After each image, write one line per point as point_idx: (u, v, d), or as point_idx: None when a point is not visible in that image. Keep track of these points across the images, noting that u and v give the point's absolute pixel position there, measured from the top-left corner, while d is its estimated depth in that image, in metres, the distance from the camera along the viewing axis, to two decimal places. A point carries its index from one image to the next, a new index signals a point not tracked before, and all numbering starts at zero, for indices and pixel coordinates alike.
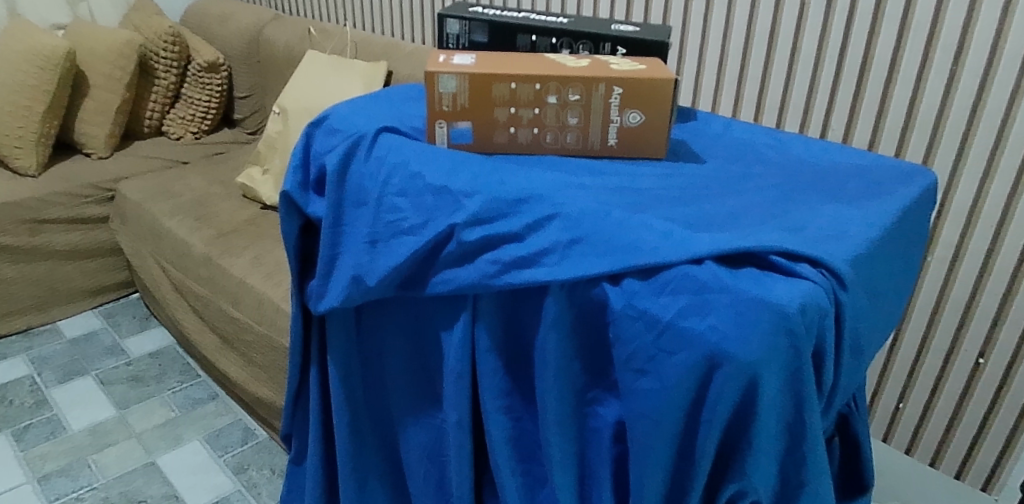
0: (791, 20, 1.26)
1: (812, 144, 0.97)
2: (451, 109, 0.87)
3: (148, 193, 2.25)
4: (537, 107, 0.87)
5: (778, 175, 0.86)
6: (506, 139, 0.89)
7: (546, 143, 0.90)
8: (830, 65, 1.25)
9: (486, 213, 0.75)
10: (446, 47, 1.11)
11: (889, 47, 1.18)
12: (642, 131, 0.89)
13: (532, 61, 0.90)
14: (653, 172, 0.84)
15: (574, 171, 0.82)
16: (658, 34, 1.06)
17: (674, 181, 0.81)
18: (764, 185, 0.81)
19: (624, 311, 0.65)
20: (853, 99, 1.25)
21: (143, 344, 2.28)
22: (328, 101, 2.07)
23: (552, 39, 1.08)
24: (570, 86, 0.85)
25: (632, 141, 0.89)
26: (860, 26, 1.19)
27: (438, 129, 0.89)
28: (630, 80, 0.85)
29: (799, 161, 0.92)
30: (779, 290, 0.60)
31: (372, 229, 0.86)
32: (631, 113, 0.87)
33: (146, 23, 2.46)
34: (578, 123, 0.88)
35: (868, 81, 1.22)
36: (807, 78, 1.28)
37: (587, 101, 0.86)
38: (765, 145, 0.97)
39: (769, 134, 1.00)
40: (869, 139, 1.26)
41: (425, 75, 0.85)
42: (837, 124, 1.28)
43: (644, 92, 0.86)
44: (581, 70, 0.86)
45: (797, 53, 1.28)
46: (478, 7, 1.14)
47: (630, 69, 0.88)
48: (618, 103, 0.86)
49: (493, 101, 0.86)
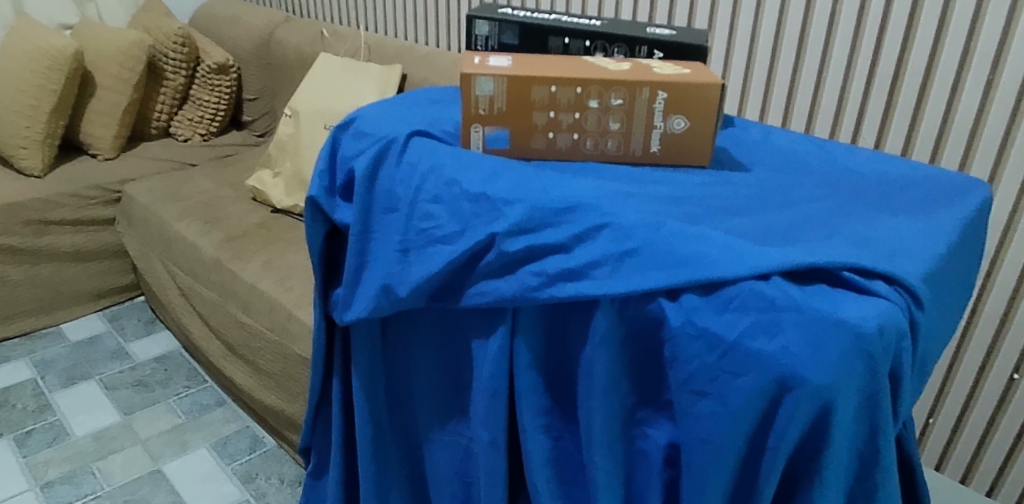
0: (823, 23, 1.22)
1: (858, 153, 0.93)
2: (488, 113, 0.83)
3: (156, 194, 2.21)
4: (578, 112, 0.83)
5: (830, 184, 0.82)
6: (544, 145, 0.85)
7: (585, 149, 0.86)
8: (864, 70, 1.21)
9: (530, 222, 0.72)
10: (475, 49, 1.07)
11: (924, 55, 1.14)
12: (686, 138, 0.85)
13: (572, 65, 0.87)
14: (701, 181, 0.80)
15: (619, 178, 0.79)
16: (695, 39, 1.03)
17: (725, 190, 0.78)
18: (818, 195, 0.78)
19: (682, 329, 0.62)
20: (886, 104, 1.21)
21: (148, 348, 2.24)
22: (341, 103, 2.04)
23: (586, 42, 1.04)
24: (613, 90, 0.82)
25: (675, 148, 0.86)
26: (894, 33, 1.16)
27: (473, 133, 0.85)
28: (676, 84, 0.82)
29: (847, 170, 0.88)
30: (853, 309, 0.57)
31: (403, 237, 0.83)
32: (676, 119, 0.84)
33: (156, 24, 2.43)
34: (619, 129, 0.85)
35: (902, 87, 1.18)
36: (839, 83, 1.24)
37: (630, 106, 0.83)
38: (810, 153, 0.93)
39: (812, 142, 0.97)
40: (901, 147, 1.21)
41: (462, 77, 0.81)
42: (869, 133, 1.24)
43: (690, 97, 0.83)
44: (624, 74, 0.83)
45: (828, 57, 1.24)
46: (507, 8, 1.10)
47: (674, 72, 0.85)
48: (662, 108, 0.83)
49: (532, 106, 0.83)
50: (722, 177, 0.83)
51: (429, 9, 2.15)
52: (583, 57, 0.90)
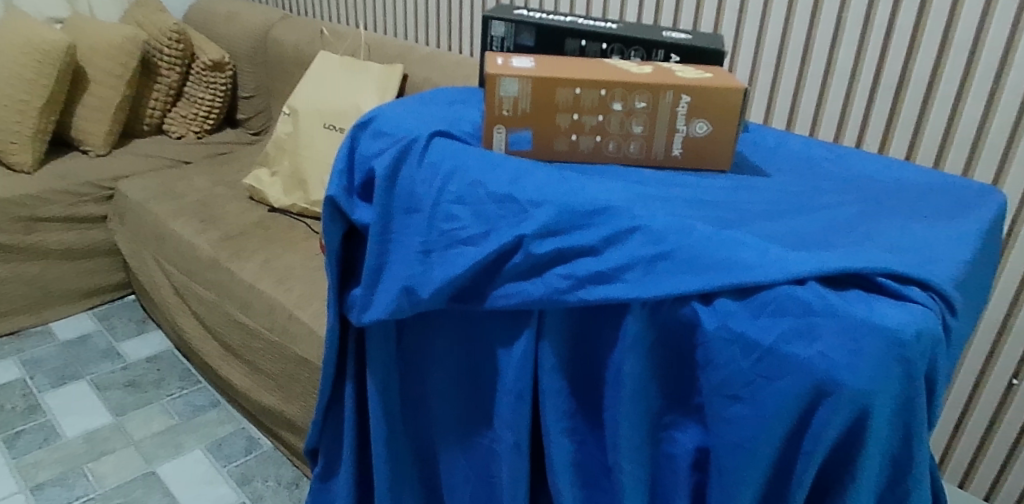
0: (829, 31, 1.22)
1: (874, 159, 0.94)
2: (511, 115, 0.83)
3: (150, 192, 2.18)
4: (602, 114, 0.83)
5: (850, 189, 0.82)
6: (566, 147, 0.85)
7: (607, 152, 0.86)
8: (868, 77, 1.21)
9: (558, 224, 0.71)
10: (491, 50, 1.07)
11: (927, 67, 1.15)
12: (709, 142, 0.85)
13: (594, 67, 0.86)
14: (725, 184, 0.80)
15: (644, 182, 0.79)
16: (713, 43, 1.03)
17: (751, 194, 0.78)
18: (841, 200, 0.78)
19: (717, 334, 0.62)
20: (890, 111, 1.21)
21: (140, 348, 2.21)
22: (341, 103, 2.03)
23: (603, 44, 1.04)
24: (637, 93, 0.82)
25: (697, 152, 0.86)
26: (899, 43, 1.16)
27: (495, 134, 0.84)
28: (699, 88, 0.82)
29: (865, 175, 0.89)
30: (892, 313, 0.57)
31: (425, 238, 0.82)
32: (699, 123, 0.84)
33: (150, 19, 2.40)
34: (642, 132, 0.85)
35: (906, 95, 1.19)
36: (844, 90, 1.24)
37: (654, 109, 0.83)
38: (827, 158, 0.94)
39: (828, 147, 0.97)
40: (905, 154, 1.22)
41: (486, 78, 0.81)
42: (873, 140, 1.24)
43: (712, 102, 0.83)
44: (648, 77, 0.83)
45: (833, 64, 1.24)
46: (522, 10, 1.09)
47: (697, 76, 0.85)
48: (685, 112, 0.83)
49: (555, 108, 0.83)
50: (744, 180, 0.84)
51: (430, 10, 2.15)
52: (604, 59, 0.90)
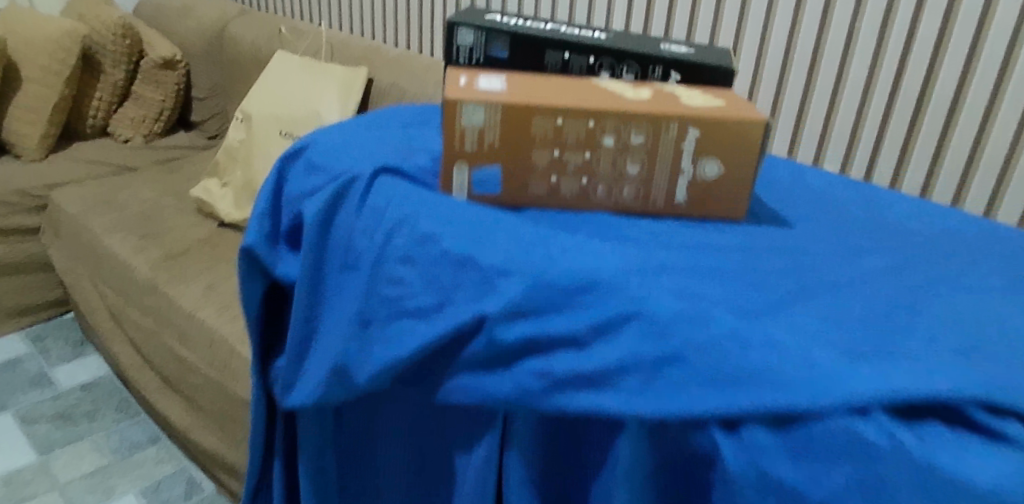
0: (840, 39, 1.09)
1: (910, 203, 0.79)
2: (474, 152, 0.66)
3: (88, 203, 1.97)
4: (588, 151, 0.66)
5: (895, 246, 0.67)
6: (544, 191, 0.68)
7: (595, 197, 0.69)
8: (882, 94, 1.07)
9: (531, 302, 0.54)
10: (456, 63, 0.89)
11: (951, 83, 1.01)
12: (719, 186, 0.69)
13: (580, 90, 0.69)
14: (744, 242, 0.64)
15: (643, 240, 0.62)
16: (719, 59, 0.86)
17: (776, 257, 0.62)
18: (888, 264, 0.62)
19: (745, 475, 0.45)
20: (908, 130, 1.07)
21: (75, 374, 2.00)
22: (299, 108, 1.83)
23: (590, 58, 0.87)
24: (633, 126, 0.65)
25: (705, 197, 0.70)
26: (919, 54, 1.03)
27: (455, 174, 0.67)
28: (710, 120, 0.66)
29: (907, 224, 0.73)
30: (992, 466, 0.41)
31: (363, 305, 0.65)
32: (708, 162, 0.68)
33: (93, 11, 2.19)
34: (639, 173, 0.68)
35: (925, 117, 1.05)
36: (856, 106, 1.10)
37: (653, 146, 0.66)
38: (856, 201, 0.78)
39: (854, 187, 0.82)
40: (924, 177, 1.08)
41: (443, 105, 0.64)
42: (886, 164, 1.10)
43: (725, 137, 0.67)
44: (646, 105, 0.66)
45: (845, 74, 1.11)
46: (495, 15, 0.92)
47: (706, 104, 0.69)
48: (692, 149, 0.67)
49: (530, 144, 0.65)
50: (764, 234, 0.67)
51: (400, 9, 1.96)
52: (591, 79, 0.73)
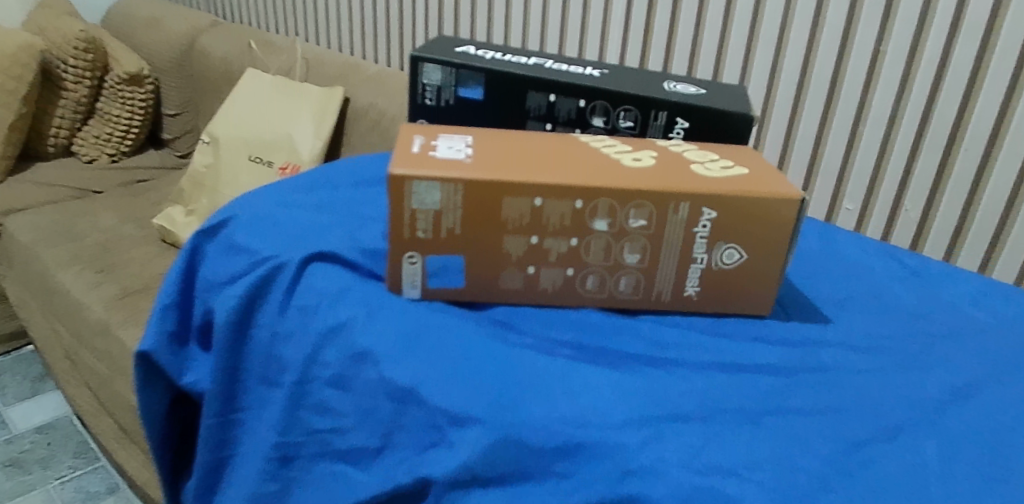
0: (862, 67, 0.97)
1: (949, 286, 0.67)
2: (430, 239, 0.51)
3: (42, 232, 1.65)
4: (576, 237, 0.52)
5: (939, 355, 0.55)
6: (518, 283, 0.54)
7: (583, 291, 0.55)
8: (908, 131, 0.97)
9: (491, 466, 0.42)
10: (420, 103, 0.75)
11: (990, 115, 0.90)
12: (740, 276, 0.55)
13: (566, 156, 0.55)
14: (761, 356, 0.51)
15: (636, 361, 0.50)
16: (737, 103, 0.71)
17: (800, 379, 0.49)
18: (936, 388, 0.50)
19: None
20: (938, 170, 0.97)
21: (28, 415, 1.64)
22: (270, 134, 1.58)
23: (580, 101, 0.72)
24: (633, 206, 0.51)
25: (722, 290, 0.55)
26: (953, 88, 0.92)
27: (405, 265, 0.53)
28: (731, 199, 0.51)
29: (947, 321, 0.61)
30: None
31: (281, 437, 0.52)
32: (727, 248, 0.54)
33: (53, 24, 1.83)
34: (640, 263, 0.54)
35: (960, 150, 0.94)
36: (879, 140, 0.99)
37: (657, 231, 0.52)
38: (888, 282, 0.66)
39: (894, 260, 0.69)
40: (956, 221, 0.98)
41: (387, 182, 0.49)
42: (913, 204, 1.00)
43: (751, 219, 0.52)
44: (649, 178, 0.52)
45: (866, 109, 0.99)
46: (468, 47, 0.77)
47: (725, 174, 0.54)
48: (706, 234, 0.53)
49: (500, 229, 0.51)
50: (784, 338, 0.54)
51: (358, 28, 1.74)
52: (581, 137, 0.59)
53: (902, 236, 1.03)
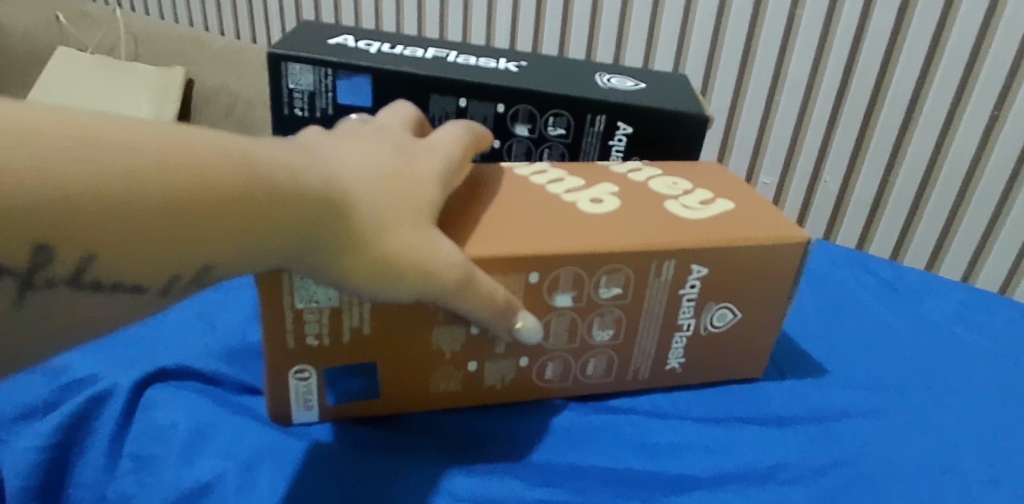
0: (777, 29, 0.84)
1: (929, 298, 0.57)
2: (325, 348, 0.37)
3: None
4: (531, 317, 0.39)
5: (951, 398, 0.46)
6: (456, 384, 0.41)
7: (540, 381, 0.42)
8: (828, 92, 0.85)
9: None
10: (292, 116, 0.57)
11: (910, 81, 0.81)
12: (731, 339, 0.44)
13: (509, 202, 0.41)
14: (765, 457, 0.41)
15: (621, 493, 0.39)
16: (683, 99, 0.58)
17: (820, 487, 0.40)
18: (969, 464, 0.42)
19: None
20: (856, 141, 0.88)
21: None
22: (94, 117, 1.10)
23: (498, 104, 0.56)
24: (606, 270, 0.38)
25: (708, 358, 0.44)
26: (872, 54, 0.81)
27: (294, 382, 0.38)
28: (727, 251, 0.39)
29: (942, 344, 0.51)
30: None
31: None
32: (718, 310, 0.42)
33: None
34: (612, 339, 0.41)
35: (879, 117, 0.85)
36: (795, 112, 0.88)
37: (635, 299, 0.40)
38: (865, 303, 0.55)
39: (865, 269, 0.60)
40: (876, 190, 0.90)
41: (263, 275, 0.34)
42: (833, 175, 0.90)
43: (748, 271, 0.41)
44: (621, 229, 0.39)
45: (782, 78, 0.87)
46: (346, 37, 0.60)
47: (710, 213, 0.42)
48: (694, 296, 0.41)
49: (431, 325, 0.37)
50: (783, 415, 0.44)
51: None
52: (516, 170, 0.44)
53: (821, 209, 0.93)
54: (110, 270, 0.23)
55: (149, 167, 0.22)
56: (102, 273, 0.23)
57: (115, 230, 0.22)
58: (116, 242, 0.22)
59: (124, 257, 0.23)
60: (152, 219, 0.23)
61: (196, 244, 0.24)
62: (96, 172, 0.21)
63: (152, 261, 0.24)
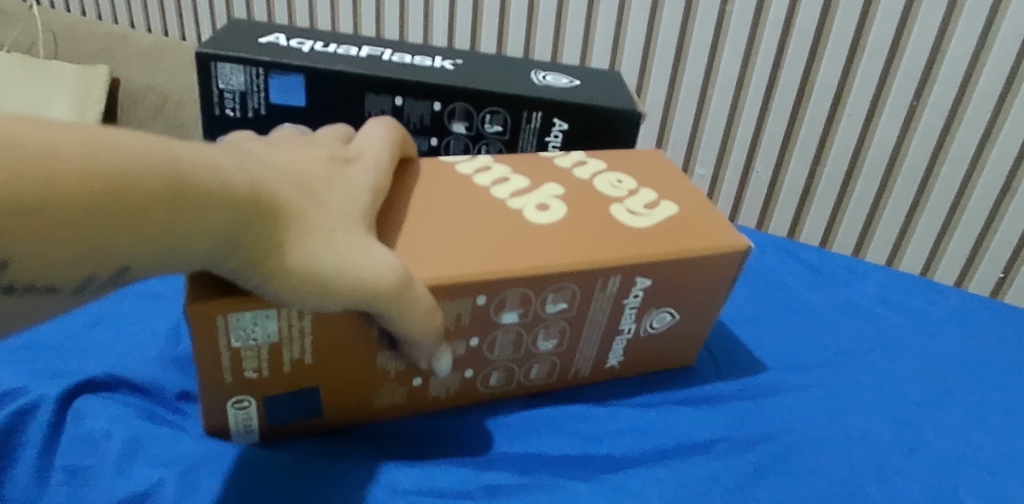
0: (708, 27, 0.86)
1: (851, 281, 0.60)
2: (265, 379, 0.37)
3: None
4: (476, 335, 0.39)
5: (869, 371, 0.50)
6: (399, 398, 0.41)
7: (483, 388, 0.43)
8: (758, 87, 0.88)
9: None
10: (224, 117, 0.56)
11: (835, 74, 0.85)
12: (668, 338, 0.45)
13: (450, 210, 0.41)
14: (694, 433, 0.43)
15: (560, 476, 0.41)
16: (615, 96, 0.59)
17: (749, 461, 0.42)
18: (885, 437, 0.45)
19: None
20: (785, 134, 0.91)
21: None
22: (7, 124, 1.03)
23: (434, 103, 0.56)
24: (553, 289, 0.39)
25: (643, 355, 0.46)
26: (798, 50, 0.85)
27: (233, 411, 0.38)
28: (670, 265, 0.40)
29: (860, 324, 0.54)
30: None
31: None
32: (659, 314, 0.43)
33: None
34: (555, 347, 0.42)
35: (807, 111, 0.88)
36: (727, 107, 0.91)
37: (580, 313, 0.41)
38: (791, 286, 0.58)
39: (792, 253, 0.63)
40: (805, 179, 0.93)
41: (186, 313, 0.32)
42: (764, 166, 0.93)
43: (690, 278, 0.42)
44: (566, 244, 0.39)
45: (714, 74, 0.90)
46: (277, 36, 0.59)
47: (655, 218, 0.43)
48: (638, 304, 0.42)
49: (373, 350, 0.37)
50: (715, 396, 0.47)
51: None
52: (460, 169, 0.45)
53: (753, 199, 0.97)
54: (24, 272, 0.22)
55: (74, 171, 0.22)
56: (17, 276, 0.22)
57: (41, 232, 0.21)
58: (31, 244, 0.21)
59: (43, 260, 0.22)
60: (71, 224, 0.22)
61: (116, 239, 0.23)
62: (17, 175, 0.20)
63: (69, 262, 0.23)
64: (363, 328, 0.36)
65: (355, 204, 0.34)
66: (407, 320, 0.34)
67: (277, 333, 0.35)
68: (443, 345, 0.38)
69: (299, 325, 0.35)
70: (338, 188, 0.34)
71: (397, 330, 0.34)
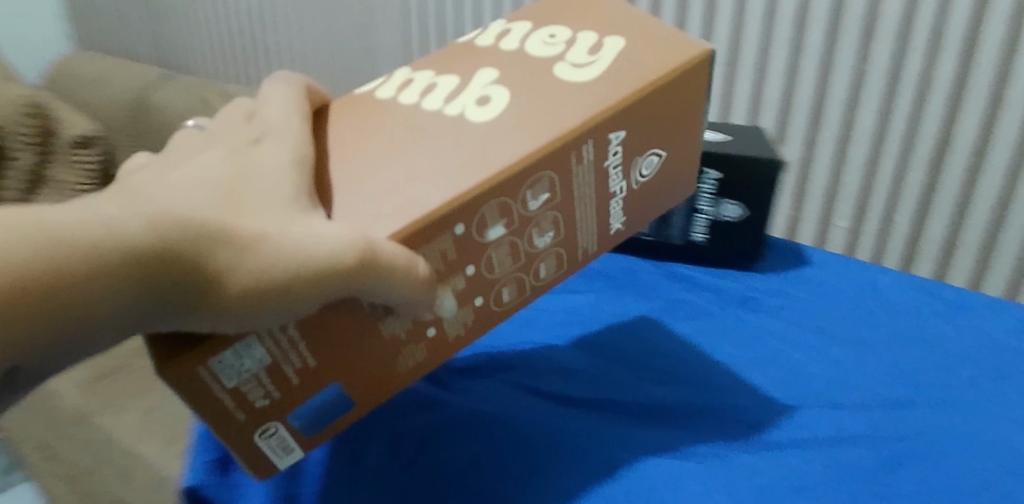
0: (844, 85, 0.93)
1: (980, 316, 0.65)
2: (276, 400, 0.43)
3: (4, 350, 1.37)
4: (471, 262, 0.45)
5: (989, 387, 0.57)
6: (424, 352, 0.48)
7: (500, 304, 0.50)
8: (895, 139, 0.93)
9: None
10: None
11: (974, 127, 0.87)
12: (653, 182, 0.52)
13: (395, 132, 0.46)
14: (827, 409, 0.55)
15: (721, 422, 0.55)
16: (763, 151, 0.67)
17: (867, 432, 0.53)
18: (1004, 446, 0.52)
19: None
20: (926, 185, 0.93)
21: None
22: None
23: None
24: (531, 184, 0.44)
25: (641, 203, 0.52)
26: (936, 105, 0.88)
27: (264, 442, 0.44)
28: (635, 114, 0.47)
29: (950, 352, 0.60)
30: None
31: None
32: (644, 158, 0.50)
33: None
34: (556, 236, 0.49)
35: (948, 164, 0.91)
36: (864, 160, 0.96)
37: (563, 195, 0.47)
38: (920, 314, 0.65)
39: (925, 289, 0.68)
40: (949, 230, 0.95)
41: (171, 379, 0.38)
42: (905, 217, 0.97)
43: (660, 111, 0.48)
44: (530, 121, 0.45)
45: (851, 129, 0.95)
46: None
47: (601, 60, 0.48)
48: (619, 160, 0.48)
49: (370, 323, 0.43)
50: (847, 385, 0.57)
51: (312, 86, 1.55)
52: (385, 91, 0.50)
53: (895, 250, 1.00)
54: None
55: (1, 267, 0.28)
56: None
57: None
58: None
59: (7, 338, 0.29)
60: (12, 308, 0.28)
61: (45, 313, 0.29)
62: None
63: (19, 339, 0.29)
64: (353, 306, 0.42)
65: (285, 181, 0.39)
66: (390, 285, 0.39)
67: (266, 356, 0.40)
68: (443, 288, 0.45)
69: (282, 338, 0.40)
70: (284, 181, 0.39)
71: (386, 298, 0.40)
